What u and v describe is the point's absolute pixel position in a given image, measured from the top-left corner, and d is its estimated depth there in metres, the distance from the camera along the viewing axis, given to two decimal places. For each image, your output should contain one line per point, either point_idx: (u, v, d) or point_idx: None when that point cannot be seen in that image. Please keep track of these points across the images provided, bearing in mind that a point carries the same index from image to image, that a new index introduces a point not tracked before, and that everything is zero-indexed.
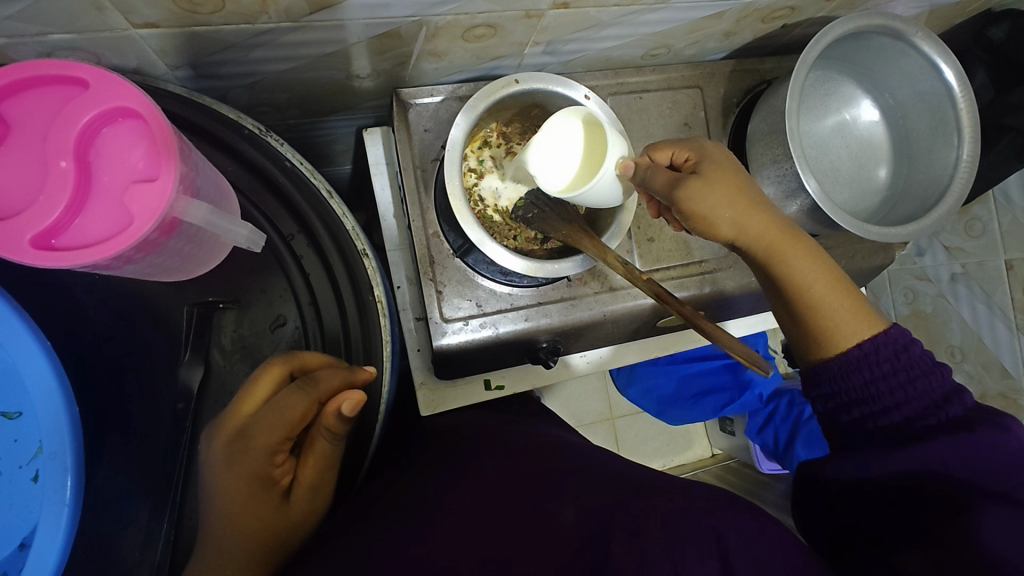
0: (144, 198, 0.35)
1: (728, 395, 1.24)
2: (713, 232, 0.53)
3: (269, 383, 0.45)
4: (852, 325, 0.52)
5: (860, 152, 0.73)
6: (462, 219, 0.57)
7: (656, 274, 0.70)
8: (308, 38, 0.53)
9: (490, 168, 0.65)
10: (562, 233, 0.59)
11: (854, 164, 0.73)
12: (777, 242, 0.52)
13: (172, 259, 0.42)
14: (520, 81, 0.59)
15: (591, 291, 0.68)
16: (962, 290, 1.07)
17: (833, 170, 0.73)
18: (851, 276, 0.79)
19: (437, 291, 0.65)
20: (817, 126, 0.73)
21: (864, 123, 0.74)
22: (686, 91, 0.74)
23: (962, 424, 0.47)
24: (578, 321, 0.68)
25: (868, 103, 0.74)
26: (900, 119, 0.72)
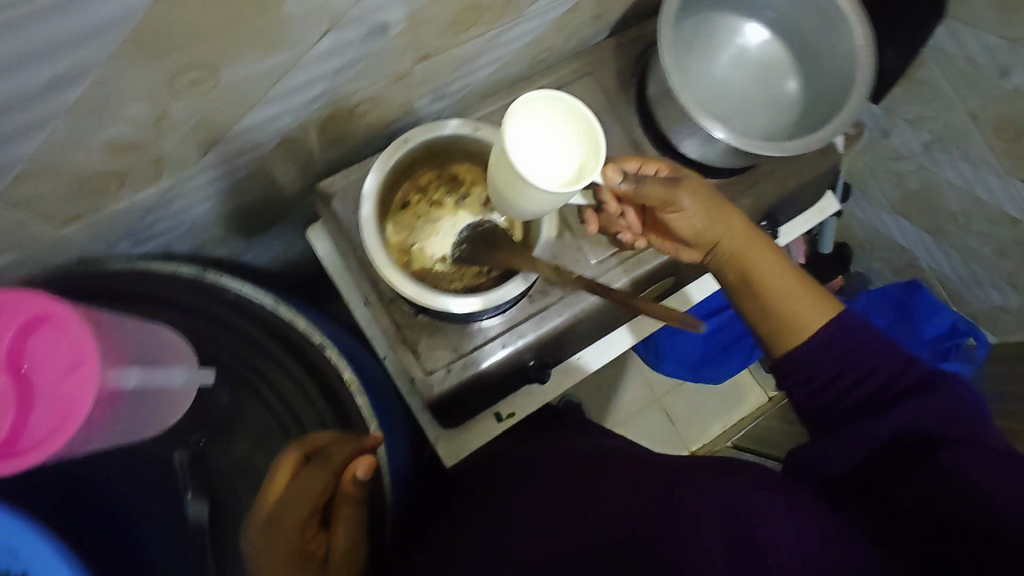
0: (76, 385, 0.40)
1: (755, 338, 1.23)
2: (691, 227, 0.59)
3: (285, 471, 0.49)
4: (811, 311, 0.55)
5: (763, 75, 0.73)
6: (401, 285, 0.59)
7: (612, 259, 0.71)
8: (213, 176, 0.58)
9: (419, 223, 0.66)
10: (499, 258, 0.60)
11: (762, 88, 0.73)
12: (741, 240, 0.59)
13: (132, 420, 0.46)
14: (410, 139, 0.60)
15: (555, 297, 0.70)
16: (941, 156, 1.04)
17: (744, 101, 0.73)
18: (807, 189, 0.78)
19: (412, 350, 0.67)
20: (714, 66, 0.74)
21: (756, 45, 0.74)
22: (580, 82, 0.76)
23: (927, 385, 0.50)
24: (553, 330, 0.70)
25: (751, 25, 0.74)
26: (786, 27, 0.72)
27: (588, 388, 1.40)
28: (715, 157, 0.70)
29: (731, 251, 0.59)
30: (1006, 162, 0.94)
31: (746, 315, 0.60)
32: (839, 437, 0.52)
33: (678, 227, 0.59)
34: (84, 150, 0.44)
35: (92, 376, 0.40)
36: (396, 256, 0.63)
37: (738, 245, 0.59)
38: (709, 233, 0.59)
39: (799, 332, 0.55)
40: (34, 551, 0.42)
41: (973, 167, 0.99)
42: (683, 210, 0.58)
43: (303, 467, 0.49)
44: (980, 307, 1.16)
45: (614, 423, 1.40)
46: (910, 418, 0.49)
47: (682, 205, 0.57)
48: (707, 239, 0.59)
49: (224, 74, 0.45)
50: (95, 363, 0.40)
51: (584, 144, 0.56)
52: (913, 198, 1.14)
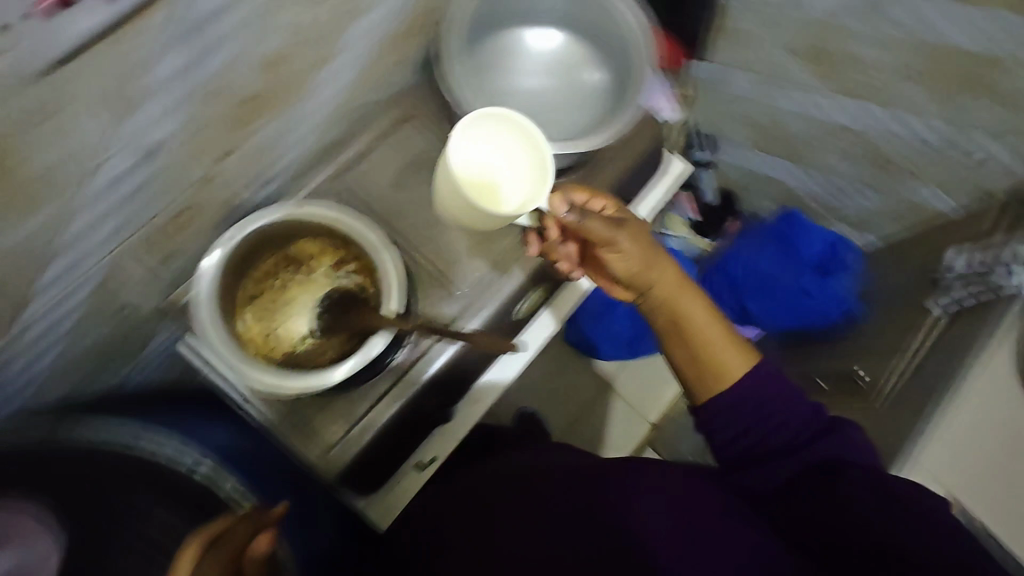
0: None
1: None
2: (624, 269, 0.58)
3: (186, 564, 0.45)
4: (731, 357, 0.56)
5: (560, 73, 0.75)
6: (264, 382, 0.57)
7: (476, 289, 0.74)
8: (36, 333, 0.56)
9: (273, 310, 0.64)
10: (356, 322, 0.60)
11: (565, 86, 0.75)
12: (672, 290, 0.58)
13: None
14: (224, 243, 0.59)
15: (433, 339, 0.70)
16: (774, 91, 1.11)
17: (554, 103, 0.75)
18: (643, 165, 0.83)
19: (306, 434, 0.67)
20: (513, 80, 0.74)
21: (543, 49, 0.75)
22: (400, 131, 0.75)
23: (830, 429, 0.55)
24: (441, 370, 0.70)
25: (531, 31, 0.75)
26: (564, 25, 0.75)
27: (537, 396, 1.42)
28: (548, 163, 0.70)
29: (665, 298, 0.58)
30: (827, 82, 1.02)
31: (669, 358, 0.60)
32: (758, 471, 0.55)
33: (615, 268, 0.59)
34: None
35: None
36: (255, 351, 0.62)
37: (667, 294, 0.59)
38: (641, 277, 0.58)
39: (719, 379, 0.56)
40: None
41: (803, 94, 1.07)
42: (619, 249, 0.58)
43: (206, 555, 0.45)
44: (856, 212, 1.20)
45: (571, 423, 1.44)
46: (815, 453, 0.54)
47: (617, 244, 0.58)
48: (641, 282, 0.59)
49: None
50: None
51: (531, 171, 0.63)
52: (768, 134, 1.20)
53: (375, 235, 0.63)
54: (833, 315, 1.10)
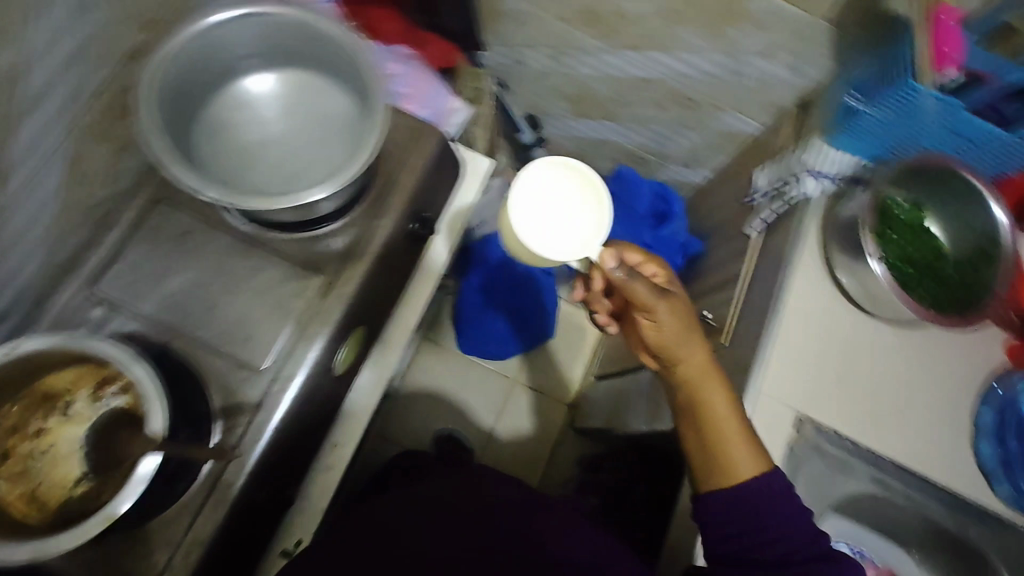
0: None
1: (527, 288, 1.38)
2: (653, 334, 0.65)
3: None
4: (747, 462, 0.63)
5: (304, 119, 0.69)
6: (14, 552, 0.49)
7: (278, 358, 0.68)
8: None
9: (34, 460, 0.57)
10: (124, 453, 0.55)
11: (311, 131, 0.69)
12: (696, 374, 0.65)
13: None
14: None
15: (244, 426, 0.66)
16: (567, 59, 1.10)
17: (302, 151, 0.68)
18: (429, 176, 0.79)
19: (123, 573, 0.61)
20: (252, 139, 0.68)
21: (280, 97, 0.69)
22: (148, 215, 0.68)
23: (828, 558, 0.60)
24: (261, 457, 0.66)
25: (263, 83, 0.69)
26: (295, 68, 0.69)
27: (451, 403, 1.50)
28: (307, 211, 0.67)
29: (686, 375, 0.66)
30: (609, 42, 1.02)
31: (679, 420, 0.69)
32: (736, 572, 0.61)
33: (659, 342, 0.65)
34: None
35: None
36: (16, 509, 0.55)
37: (691, 379, 0.66)
38: (673, 355, 0.66)
39: (708, 435, 0.64)
40: None
41: (593, 56, 1.06)
42: (657, 321, 0.64)
43: None
44: (682, 151, 1.21)
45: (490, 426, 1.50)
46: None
47: (657, 318, 0.63)
48: (670, 352, 0.65)
49: None
50: None
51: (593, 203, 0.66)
52: (582, 101, 1.20)
53: (116, 348, 0.56)
54: (676, 262, 1.13)
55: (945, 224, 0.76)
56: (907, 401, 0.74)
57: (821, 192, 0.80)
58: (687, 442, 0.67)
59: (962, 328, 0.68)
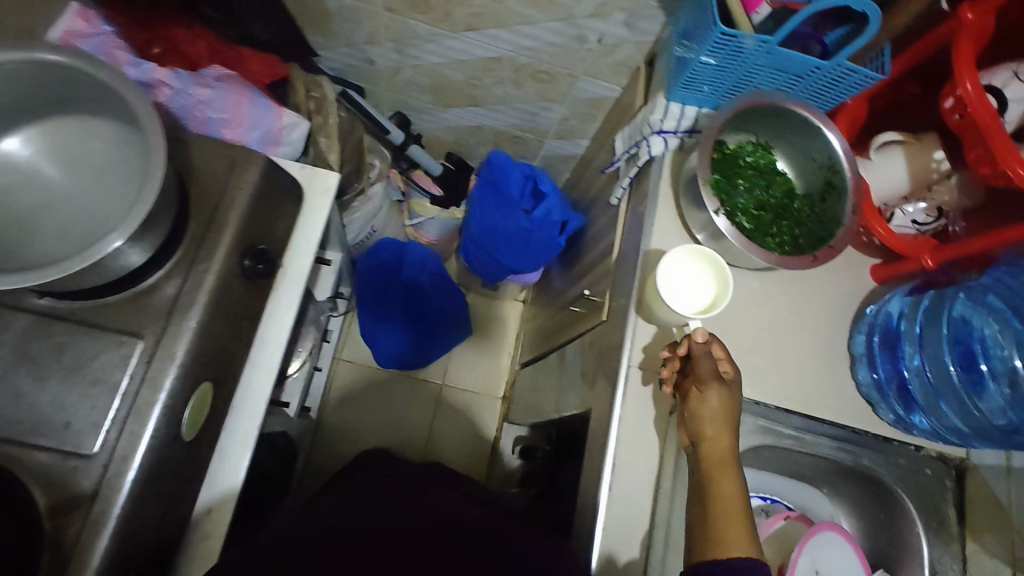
0: None
1: (421, 294, 1.32)
2: (699, 432, 0.64)
3: None
4: (738, 542, 0.58)
5: (87, 165, 0.62)
6: None
7: (106, 439, 0.62)
8: None
9: None
10: None
11: (99, 177, 0.62)
12: (717, 462, 0.63)
13: None
14: None
15: (80, 522, 0.60)
16: (412, 51, 1.04)
17: (93, 202, 0.61)
18: (256, 205, 0.73)
19: None
20: (32, 201, 0.60)
21: (54, 146, 0.62)
22: None
23: None
24: (106, 551, 0.60)
25: (30, 133, 0.61)
26: (62, 109, 0.61)
27: (378, 420, 1.45)
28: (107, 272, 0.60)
29: (705, 458, 0.63)
30: (445, 26, 0.96)
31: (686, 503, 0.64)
32: None
33: (694, 417, 0.65)
34: None
35: None
36: None
37: (711, 462, 0.63)
38: (699, 431, 0.64)
39: (710, 516, 0.60)
40: None
41: (436, 44, 1.01)
42: (704, 397, 0.64)
43: None
44: (554, 126, 1.18)
45: (425, 434, 1.46)
46: None
47: (706, 399, 0.64)
48: (700, 428, 0.64)
49: None
50: None
51: (712, 278, 0.69)
52: (444, 91, 1.15)
53: None
54: (559, 239, 1.11)
55: (792, 161, 0.77)
56: (781, 347, 0.73)
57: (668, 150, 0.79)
58: (690, 528, 0.61)
59: (810, 266, 0.67)
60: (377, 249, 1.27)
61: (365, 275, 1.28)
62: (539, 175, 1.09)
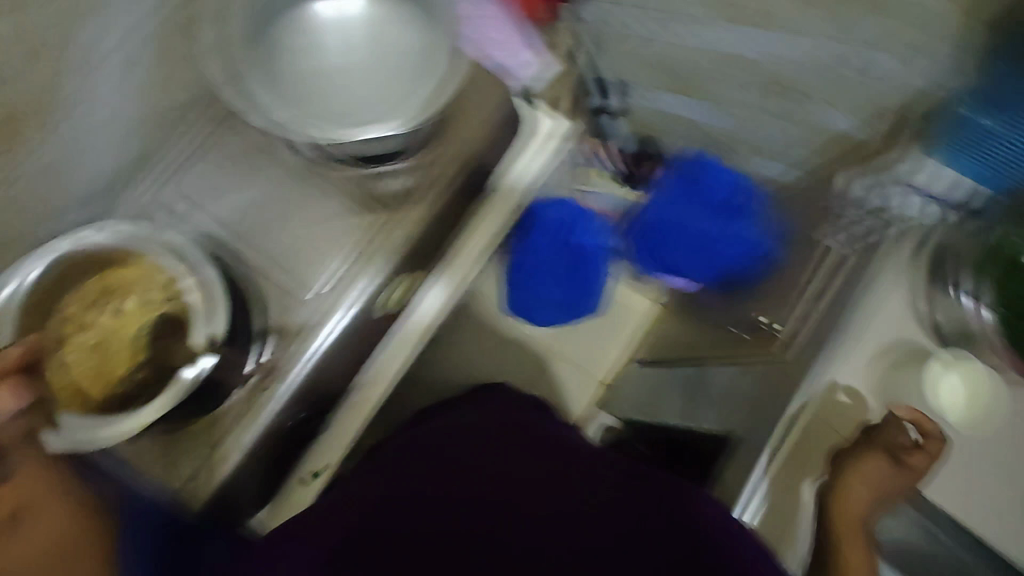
0: None
1: (586, 260, 1.25)
2: (844, 492, 0.72)
3: None
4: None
5: (380, 34, 0.62)
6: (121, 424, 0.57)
7: (322, 289, 0.68)
8: None
9: (93, 341, 0.63)
10: (178, 352, 0.61)
11: (388, 49, 0.62)
12: (850, 522, 0.72)
13: None
14: (60, 243, 0.61)
15: (283, 353, 0.67)
16: (654, 25, 0.97)
17: (381, 75, 0.62)
18: (502, 129, 0.74)
19: (165, 467, 0.65)
20: (326, 55, 0.62)
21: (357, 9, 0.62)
22: (224, 128, 0.71)
23: None
24: (297, 386, 0.67)
25: None
26: None
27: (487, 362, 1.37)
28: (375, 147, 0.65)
29: (840, 522, 0.72)
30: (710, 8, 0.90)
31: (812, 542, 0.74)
32: None
33: (846, 472, 0.73)
34: None
35: None
36: (99, 388, 0.61)
37: (845, 521, 0.72)
38: (839, 488, 0.73)
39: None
40: None
41: None
42: (860, 467, 0.72)
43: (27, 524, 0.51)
44: (776, 147, 1.01)
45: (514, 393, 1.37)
46: None
47: (863, 466, 0.72)
48: (849, 483, 0.72)
49: None
50: None
51: (978, 384, 0.74)
52: (666, 74, 1.07)
53: (185, 246, 0.63)
54: (752, 257, 1.11)
55: None
56: None
57: (923, 212, 0.80)
58: None
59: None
60: (561, 208, 1.19)
61: (542, 229, 1.19)
62: (748, 192, 1.10)
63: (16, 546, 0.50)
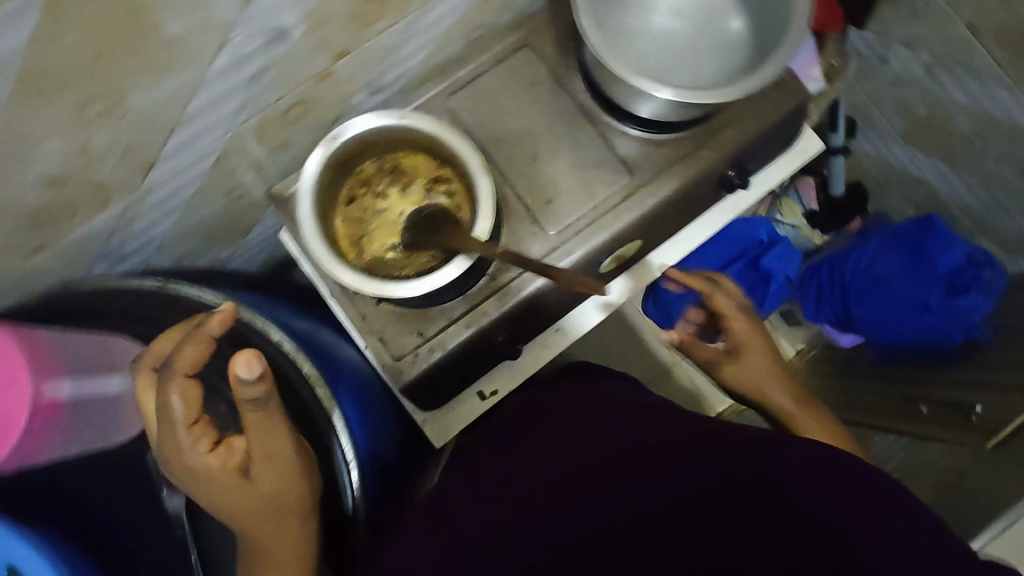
0: (9, 408, 0.55)
1: (760, 289, 1.13)
2: (738, 373, 0.78)
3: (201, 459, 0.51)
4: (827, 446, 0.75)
5: (704, 18, 0.69)
6: (376, 288, 0.60)
7: (567, 230, 0.71)
8: (160, 195, 0.62)
9: (363, 213, 0.66)
10: (435, 243, 0.61)
11: (707, 33, 0.69)
12: (766, 371, 0.78)
13: (82, 432, 0.62)
14: (338, 136, 0.61)
15: (514, 274, 0.70)
16: (942, 76, 0.96)
17: (692, 47, 0.69)
18: (770, 135, 0.76)
19: (381, 339, 0.70)
20: (651, 21, 0.69)
21: None
22: (516, 55, 0.74)
23: None
24: (516, 307, 0.71)
25: None
26: None
27: None
28: (666, 112, 0.68)
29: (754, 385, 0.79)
30: (1014, 74, 0.86)
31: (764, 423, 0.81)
32: None
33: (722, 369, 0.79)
34: (20, 182, 0.48)
35: (25, 393, 0.55)
36: (367, 254, 0.65)
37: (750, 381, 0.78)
38: (735, 369, 0.78)
39: None
40: None
41: (980, 83, 0.92)
42: (740, 363, 0.78)
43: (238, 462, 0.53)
44: (1012, 233, 1.03)
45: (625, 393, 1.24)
46: None
47: (742, 362, 0.78)
48: (750, 369, 0.78)
49: (129, 102, 0.48)
50: (25, 384, 0.55)
51: None
52: (922, 127, 1.07)
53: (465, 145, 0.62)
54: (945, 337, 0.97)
55: None
56: None
57: None
58: None
59: None
60: (759, 225, 1.10)
61: (734, 241, 1.11)
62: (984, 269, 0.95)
63: (262, 482, 0.54)
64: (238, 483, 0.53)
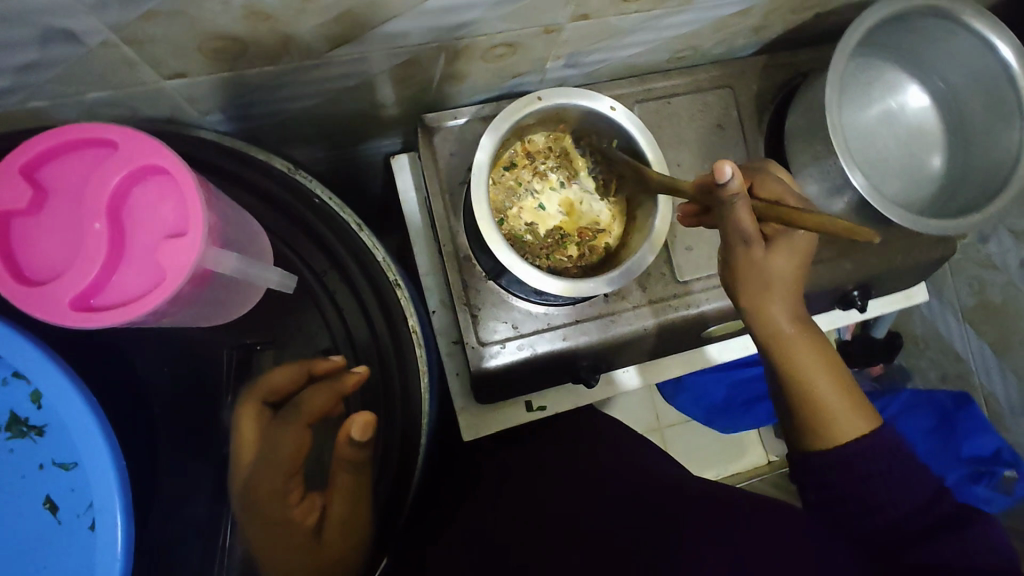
0: (175, 254, 0.36)
1: None
2: None
3: (274, 477, 0.46)
4: (847, 417, 0.51)
5: (907, 141, 0.68)
6: (513, 265, 0.55)
7: (697, 283, 0.67)
8: (328, 74, 0.55)
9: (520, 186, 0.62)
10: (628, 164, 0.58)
11: (904, 156, 0.68)
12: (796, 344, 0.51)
13: (206, 302, 0.45)
14: (542, 98, 0.56)
15: (628, 305, 0.66)
16: None
17: (881, 161, 0.68)
18: (905, 272, 0.75)
19: (472, 315, 0.64)
20: (862, 116, 0.68)
21: (912, 109, 0.69)
22: (712, 92, 0.70)
23: None
24: (618, 337, 0.66)
25: (915, 89, 0.69)
26: (953, 104, 0.67)
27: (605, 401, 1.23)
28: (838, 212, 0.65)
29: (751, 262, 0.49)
30: None
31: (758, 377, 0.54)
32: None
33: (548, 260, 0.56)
34: (223, 3, 0.40)
35: (192, 251, 0.36)
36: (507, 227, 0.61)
37: None
38: None
39: None
40: (51, 378, 0.40)
41: None
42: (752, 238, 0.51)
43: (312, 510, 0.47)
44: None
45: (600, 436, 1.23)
46: None
47: None
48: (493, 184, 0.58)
49: None
50: (202, 237, 0.36)
51: None
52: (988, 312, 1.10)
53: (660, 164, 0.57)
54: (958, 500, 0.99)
55: None
56: None
57: None
58: None
59: None
60: None
61: None
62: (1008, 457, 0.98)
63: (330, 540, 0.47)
64: (307, 537, 0.46)
